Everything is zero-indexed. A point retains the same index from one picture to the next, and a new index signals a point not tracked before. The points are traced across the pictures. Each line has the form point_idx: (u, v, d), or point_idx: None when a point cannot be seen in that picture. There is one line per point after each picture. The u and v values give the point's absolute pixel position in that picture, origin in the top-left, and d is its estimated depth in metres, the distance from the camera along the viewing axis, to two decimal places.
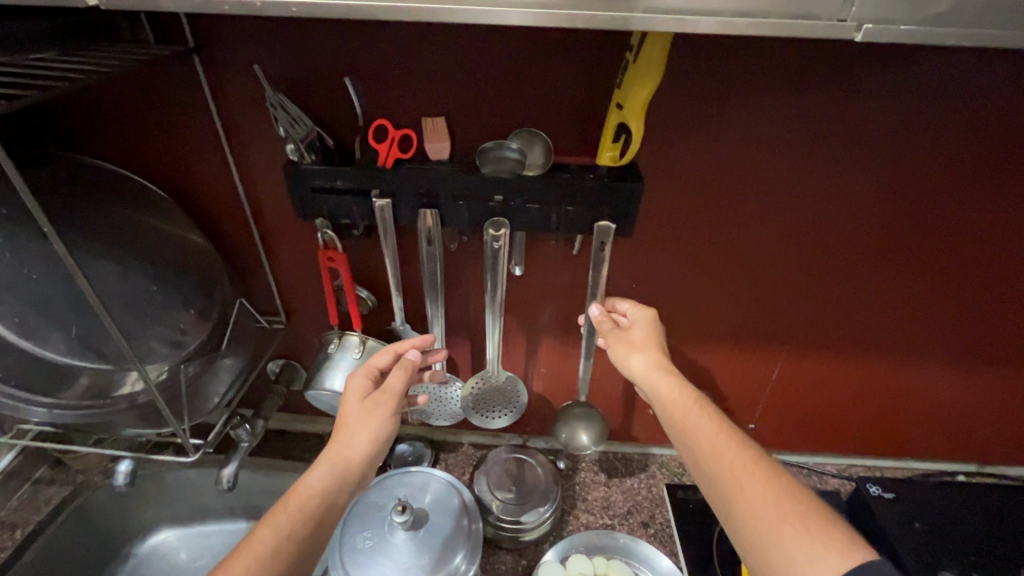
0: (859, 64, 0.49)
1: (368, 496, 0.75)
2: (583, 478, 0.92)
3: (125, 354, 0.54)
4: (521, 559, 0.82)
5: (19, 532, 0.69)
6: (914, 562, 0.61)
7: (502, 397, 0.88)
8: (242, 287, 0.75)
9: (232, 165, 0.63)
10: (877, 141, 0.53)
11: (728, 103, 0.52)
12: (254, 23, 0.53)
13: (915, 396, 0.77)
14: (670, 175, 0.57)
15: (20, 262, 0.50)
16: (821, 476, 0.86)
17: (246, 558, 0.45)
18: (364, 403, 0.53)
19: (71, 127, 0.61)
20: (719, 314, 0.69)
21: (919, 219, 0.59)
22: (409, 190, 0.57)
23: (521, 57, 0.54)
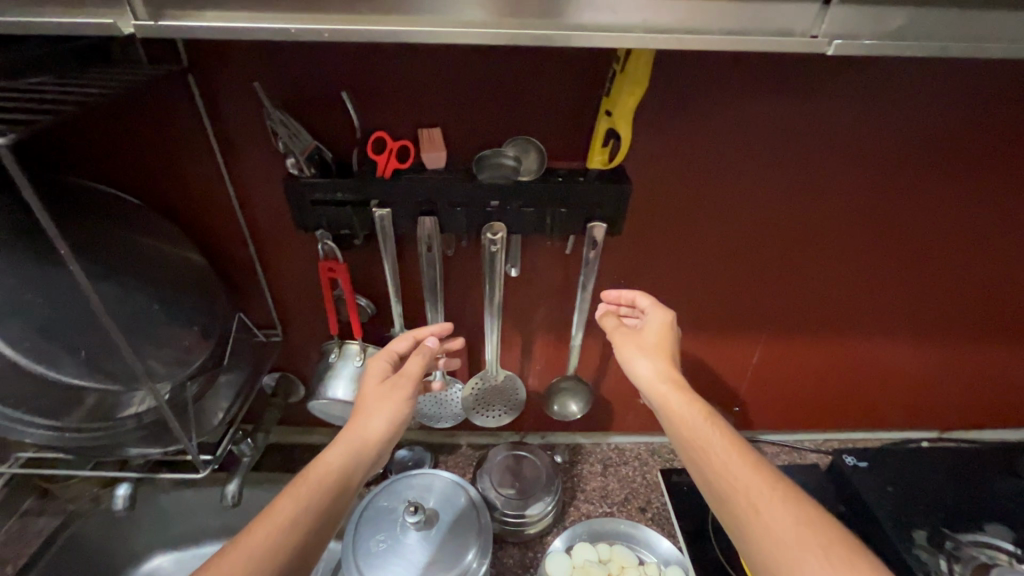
0: (819, 71, 0.55)
1: (378, 500, 0.78)
2: (580, 470, 0.97)
3: (138, 373, 0.54)
4: (527, 552, 0.86)
5: (12, 565, 0.70)
6: (891, 524, 0.68)
7: (500, 396, 0.92)
8: (239, 300, 0.77)
9: (229, 181, 0.66)
10: (839, 138, 0.59)
11: (703, 109, 0.57)
12: (254, 43, 0.56)
13: (882, 370, 0.84)
14: (654, 177, 0.62)
15: (24, 288, 0.50)
16: (801, 452, 0.93)
17: (268, 524, 0.46)
18: (384, 386, 0.57)
19: (65, 154, 0.63)
20: (704, 303, 0.75)
21: (878, 207, 0.65)
22: (408, 200, 0.62)
23: (512, 70, 0.58)
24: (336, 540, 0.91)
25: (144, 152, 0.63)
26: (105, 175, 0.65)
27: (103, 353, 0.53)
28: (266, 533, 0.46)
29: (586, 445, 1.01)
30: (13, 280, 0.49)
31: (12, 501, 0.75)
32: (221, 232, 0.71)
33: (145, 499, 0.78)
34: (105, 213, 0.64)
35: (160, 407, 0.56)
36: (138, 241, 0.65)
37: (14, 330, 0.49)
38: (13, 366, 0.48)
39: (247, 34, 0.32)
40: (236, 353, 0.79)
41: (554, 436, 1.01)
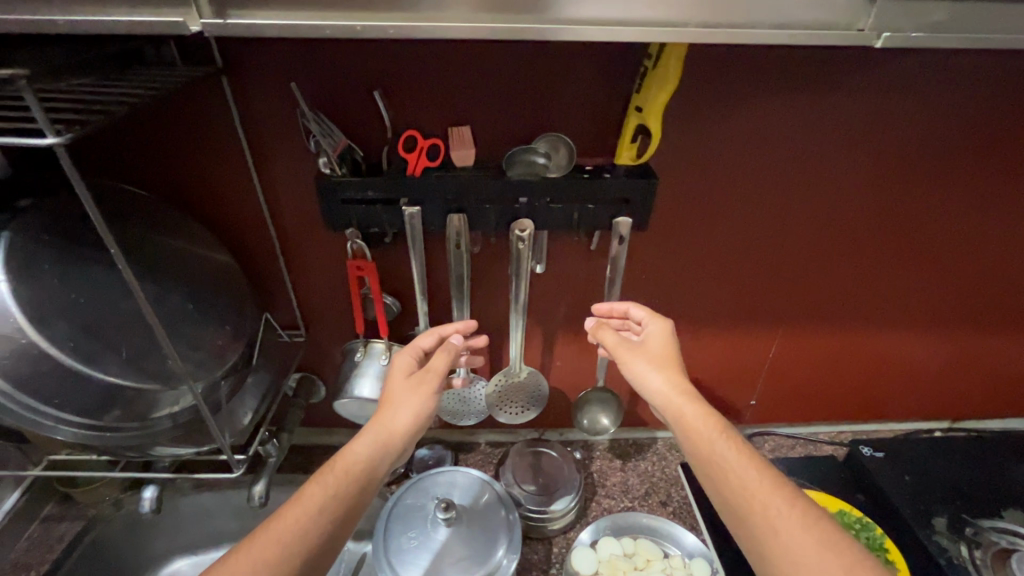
0: (837, 66, 0.57)
1: (405, 497, 0.79)
2: (600, 466, 0.98)
3: (177, 372, 0.56)
4: (552, 547, 0.86)
5: (37, 570, 0.72)
6: (909, 511, 0.70)
7: (523, 393, 0.92)
8: (264, 294, 0.81)
9: (257, 180, 0.69)
10: (857, 131, 0.62)
11: (726, 106, 0.59)
12: (290, 44, 0.59)
13: (896, 361, 0.86)
14: (678, 172, 0.64)
15: (66, 288, 0.52)
16: (817, 444, 0.94)
17: (296, 510, 0.47)
18: (410, 379, 0.57)
19: (105, 159, 0.67)
20: (723, 298, 0.77)
21: (894, 197, 0.67)
22: (438, 198, 0.64)
23: (538, 69, 0.61)
24: (358, 541, 0.91)
25: (180, 154, 0.67)
26: (147, 179, 0.69)
27: (143, 353, 0.55)
28: (297, 521, 0.46)
29: (605, 442, 1.02)
30: (56, 281, 0.51)
31: (33, 506, 0.76)
32: (252, 232, 0.74)
33: (169, 501, 0.79)
34: (141, 214, 0.67)
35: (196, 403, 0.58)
36: (165, 244, 0.68)
37: (60, 329, 0.50)
38: (58, 366, 0.49)
39: (316, 32, 0.33)
40: (263, 352, 0.81)
41: (573, 433, 1.02)
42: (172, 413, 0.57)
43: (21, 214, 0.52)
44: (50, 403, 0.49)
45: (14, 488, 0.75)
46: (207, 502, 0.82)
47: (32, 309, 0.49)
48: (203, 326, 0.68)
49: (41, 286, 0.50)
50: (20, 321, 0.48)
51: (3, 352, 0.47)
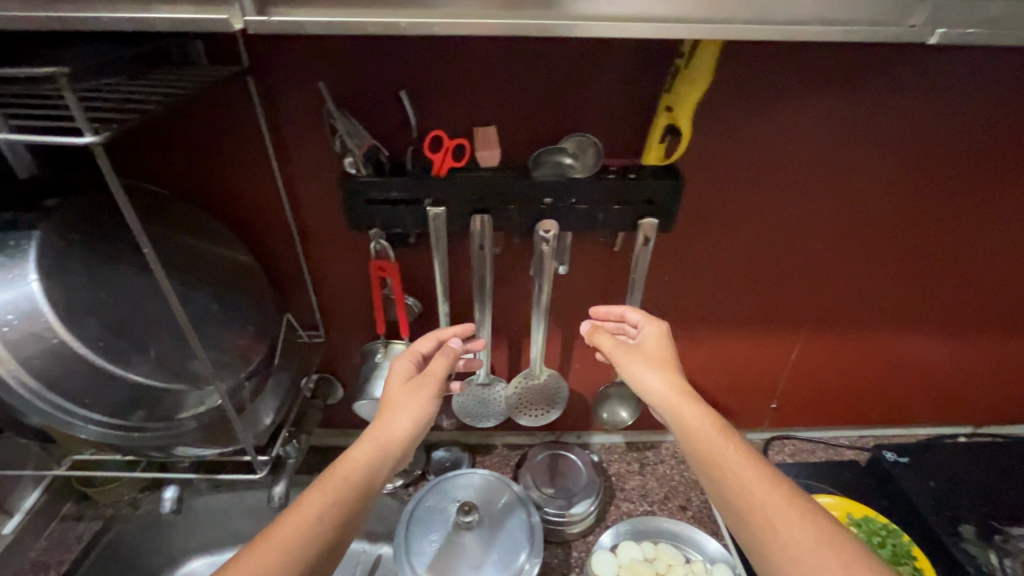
0: (863, 74, 0.60)
1: (426, 500, 0.81)
2: (617, 469, 0.96)
3: (201, 374, 0.60)
4: (571, 552, 0.85)
5: (56, 569, 0.72)
6: (935, 517, 0.75)
7: (543, 395, 0.91)
8: (282, 295, 0.81)
9: (281, 181, 0.69)
10: (880, 138, 0.65)
11: (754, 108, 0.62)
12: (318, 43, 0.59)
13: (915, 362, 0.89)
14: (706, 178, 0.67)
15: (96, 291, 0.55)
16: (838, 449, 0.97)
17: (295, 518, 0.46)
18: (409, 384, 0.56)
19: (128, 159, 0.67)
20: (748, 301, 0.80)
21: (916, 200, 0.70)
22: (462, 198, 0.64)
23: (564, 69, 0.61)
24: (374, 543, 0.90)
25: (204, 153, 0.67)
26: (172, 179, 0.69)
27: (168, 354, 0.59)
28: (297, 529, 0.46)
29: (622, 444, 1.00)
30: (86, 283, 0.55)
31: (52, 505, 0.76)
32: (273, 232, 0.74)
33: (186, 501, 0.79)
34: (165, 215, 0.67)
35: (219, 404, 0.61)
36: (182, 241, 0.68)
37: (90, 329, 0.53)
38: (88, 365, 0.52)
39: None
40: (283, 353, 0.81)
41: (590, 435, 1.01)
42: (195, 414, 0.61)
43: (52, 212, 0.55)
44: (78, 402, 0.53)
45: (33, 486, 0.75)
46: (224, 503, 0.81)
47: (64, 310, 0.52)
48: (227, 327, 0.69)
49: (73, 289, 0.54)
50: (53, 321, 0.51)
51: (35, 350, 0.51)
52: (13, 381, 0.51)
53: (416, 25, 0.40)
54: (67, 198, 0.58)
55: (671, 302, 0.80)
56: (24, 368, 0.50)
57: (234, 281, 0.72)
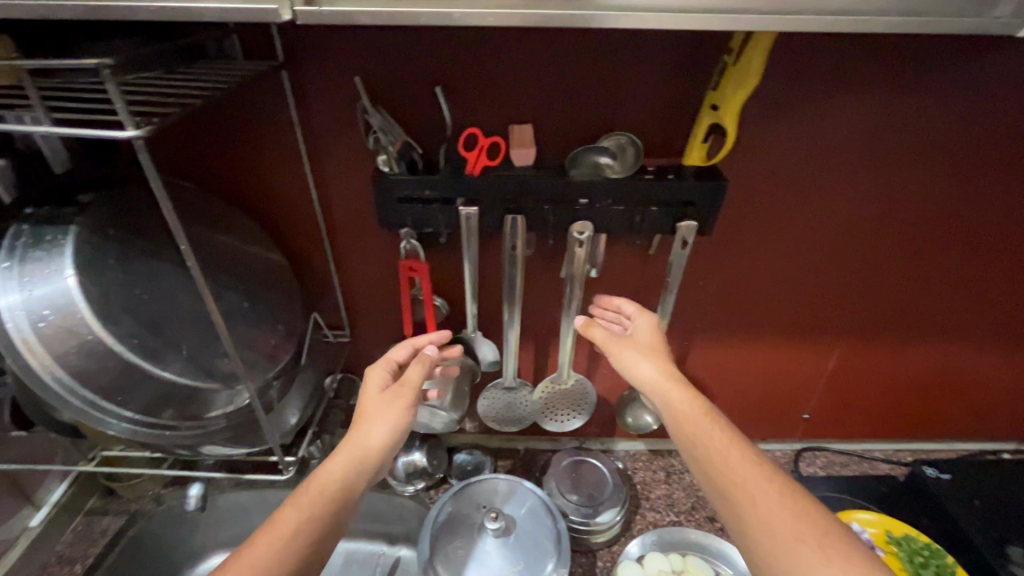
0: (924, 70, 0.57)
1: (450, 505, 0.79)
2: (643, 477, 0.93)
3: (232, 372, 0.59)
4: (596, 561, 0.82)
5: (79, 565, 0.71)
6: (982, 539, 0.71)
7: (570, 398, 0.88)
8: (308, 292, 0.79)
9: (311, 177, 0.68)
10: (937, 137, 0.61)
11: (804, 106, 0.59)
12: (354, 37, 0.58)
13: (959, 375, 0.85)
14: (749, 178, 0.64)
15: (132, 285, 0.55)
16: (872, 462, 0.92)
17: (270, 538, 0.45)
18: (384, 394, 0.54)
19: (160, 154, 0.67)
20: (784, 307, 0.77)
21: (970, 204, 0.67)
22: (496, 197, 0.62)
23: (607, 65, 0.59)
24: (393, 546, 0.89)
25: (234, 149, 0.66)
26: (202, 174, 0.68)
27: (201, 352, 0.58)
28: (268, 547, 0.44)
29: (647, 453, 0.97)
30: (122, 276, 0.54)
31: (78, 498, 0.76)
32: (301, 229, 0.73)
33: (209, 499, 0.78)
34: (195, 210, 0.66)
35: (249, 402, 0.60)
36: (211, 238, 0.67)
37: (125, 325, 0.52)
38: (123, 362, 0.51)
39: None
40: (309, 351, 0.80)
41: (615, 442, 0.98)
42: (224, 412, 0.60)
43: (88, 208, 0.54)
44: (111, 397, 0.52)
45: (60, 479, 0.75)
46: (246, 502, 0.80)
47: (99, 306, 0.51)
48: (257, 325, 0.68)
49: (110, 282, 0.53)
50: (88, 318, 0.50)
51: (71, 346, 0.50)
52: (46, 376, 0.50)
53: (470, 16, 0.38)
54: (102, 192, 0.57)
55: (706, 307, 0.77)
56: (58, 364, 0.50)
57: (262, 278, 0.71)
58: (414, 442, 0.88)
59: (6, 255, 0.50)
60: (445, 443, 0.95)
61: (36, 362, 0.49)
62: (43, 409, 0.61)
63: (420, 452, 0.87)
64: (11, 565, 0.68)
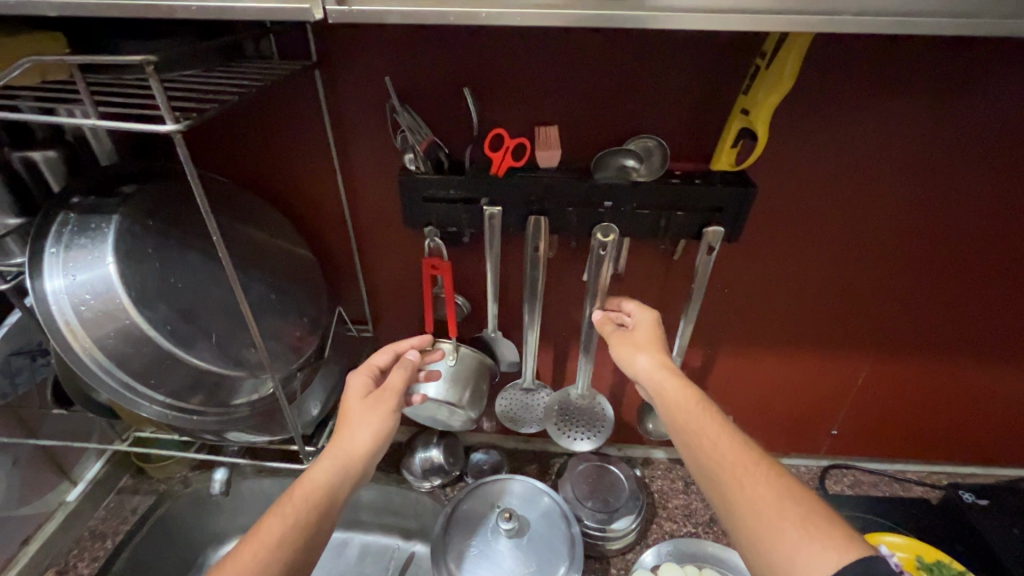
0: (966, 78, 0.54)
1: (466, 503, 0.80)
2: (660, 485, 0.92)
3: (257, 362, 0.61)
4: (610, 568, 0.81)
5: (111, 541, 0.75)
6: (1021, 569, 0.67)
7: (586, 417, 0.88)
8: (334, 288, 0.81)
9: (340, 175, 0.69)
10: (978, 148, 0.59)
11: (838, 113, 0.57)
12: (385, 38, 0.59)
13: (996, 397, 0.81)
14: (778, 185, 0.63)
15: (167, 273, 0.57)
16: (905, 483, 0.88)
17: (254, 546, 0.46)
18: (367, 400, 0.56)
19: (199, 150, 0.70)
20: (811, 319, 0.74)
21: (1014, 219, 0.64)
22: (520, 198, 0.63)
23: (635, 68, 0.59)
24: (408, 540, 0.90)
25: (268, 145, 0.68)
26: (238, 169, 0.71)
27: (229, 340, 0.60)
28: (252, 555, 0.45)
29: (666, 461, 0.96)
30: (158, 264, 0.57)
31: (111, 477, 0.80)
32: (329, 225, 0.75)
33: (232, 484, 0.80)
34: (229, 204, 0.69)
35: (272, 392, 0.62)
36: (243, 231, 0.69)
37: (159, 312, 0.55)
38: (156, 346, 0.53)
39: None
40: (333, 345, 0.82)
41: (633, 449, 0.96)
42: (249, 400, 0.62)
43: (129, 199, 0.57)
44: (145, 380, 0.54)
45: (96, 457, 0.79)
46: (267, 489, 0.83)
47: (137, 292, 0.53)
48: (284, 318, 0.70)
49: (147, 270, 0.55)
50: (126, 303, 0.52)
51: (109, 329, 0.52)
52: (86, 359, 0.52)
53: (498, 15, 0.39)
54: (143, 185, 0.60)
55: (732, 316, 0.75)
56: (97, 346, 0.52)
57: (290, 273, 0.73)
58: (432, 440, 0.91)
59: (53, 241, 0.53)
60: (462, 442, 0.96)
61: (77, 345, 0.52)
62: (83, 389, 0.64)
63: (437, 448, 0.90)
64: (48, 536, 0.72)
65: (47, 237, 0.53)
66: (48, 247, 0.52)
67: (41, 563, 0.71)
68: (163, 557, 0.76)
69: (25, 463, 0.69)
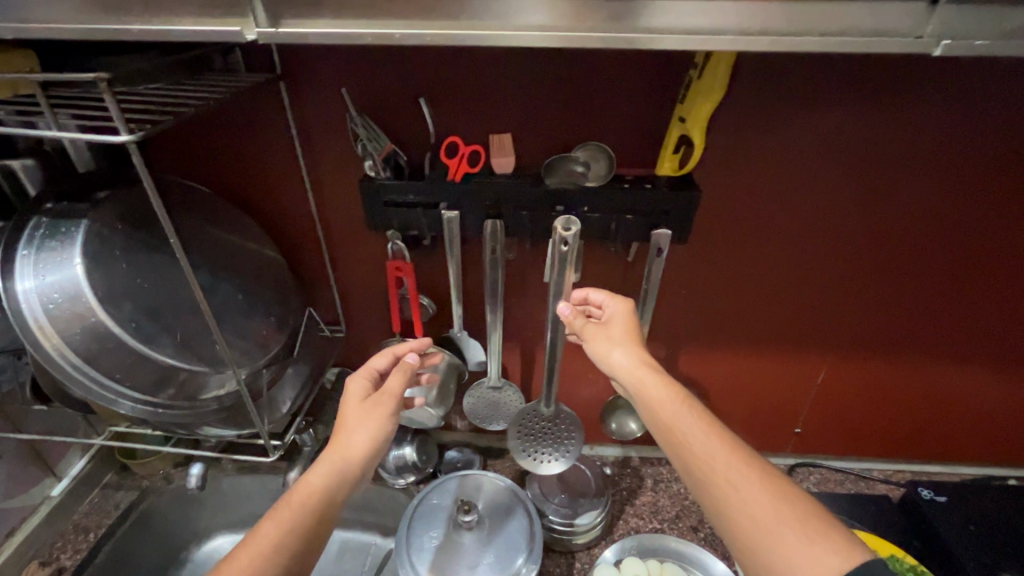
0: (889, 90, 0.58)
1: (431, 497, 0.82)
2: (630, 483, 0.94)
3: (222, 358, 0.65)
4: (575, 562, 0.84)
5: (93, 534, 0.78)
6: (972, 563, 0.68)
7: (552, 434, 0.83)
8: (309, 290, 0.85)
9: (309, 181, 0.73)
10: (908, 157, 0.62)
11: (772, 123, 0.61)
12: (343, 54, 0.63)
13: (953, 396, 0.84)
14: (721, 192, 0.67)
15: (135, 275, 0.61)
16: (869, 481, 0.91)
17: (251, 551, 0.48)
18: (365, 404, 0.57)
19: (176, 160, 0.74)
20: (766, 320, 0.78)
21: (951, 222, 0.67)
22: (475, 203, 0.67)
23: (578, 79, 0.62)
24: (384, 537, 0.93)
25: (239, 153, 0.72)
26: (212, 177, 0.75)
27: (195, 338, 0.64)
28: (248, 560, 0.47)
29: (637, 459, 0.98)
30: (126, 267, 0.61)
31: (96, 473, 0.84)
32: (300, 229, 0.79)
33: (212, 480, 0.84)
34: (202, 209, 0.73)
35: (238, 388, 0.65)
36: (218, 235, 0.73)
37: (125, 311, 0.59)
38: (121, 343, 0.57)
39: None
40: (306, 345, 0.85)
41: (603, 447, 0.99)
42: (219, 396, 0.66)
43: (101, 204, 0.61)
44: (112, 376, 0.57)
45: (81, 454, 0.83)
46: (246, 484, 0.86)
47: (103, 291, 0.57)
48: (253, 317, 0.73)
49: (115, 269, 0.59)
50: (93, 302, 0.56)
51: (77, 328, 0.56)
52: (56, 355, 0.56)
53: (411, 35, 0.40)
54: (117, 190, 0.64)
55: (689, 316, 0.79)
56: (66, 344, 0.56)
57: (263, 276, 0.77)
58: (406, 437, 0.94)
59: (25, 244, 0.57)
60: (436, 440, 0.99)
61: (47, 342, 0.55)
62: (62, 387, 0.67)
63: (410, 446, 0.92)
64: (33, 529, 0.75)
65: (19, 240, 0.57)
66: (19, 250, 0.56)
67: (26, 555, 0.75)
68: (145, 549, 0.80)
69: (9, 458, 0.73)
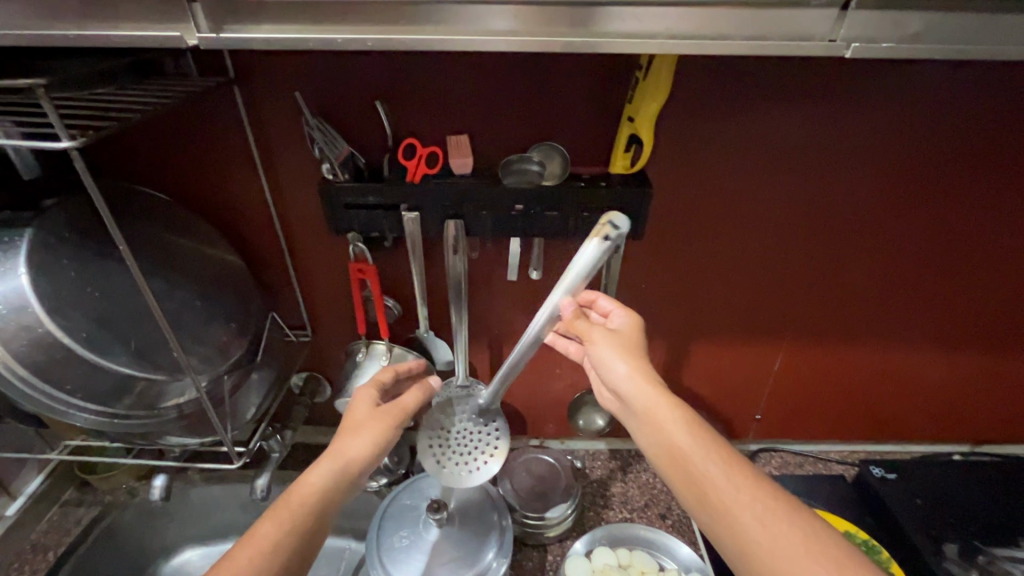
0: (826, 88, 0.61)
1: (401, 497, 0.83)
2: (600, 474, 0.96)
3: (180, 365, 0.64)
4: (547, 555, 0.85)
5: (53, 552, 0.77)
6: (919, 537, 0.72)
7: (472, 442, 0.81)
8: (272, 295, 0.84)
9: (267, 185, 0.73)
10: (849, 152, 0.66)
11: (718, 120, 0.64)
12: (296, 57, 0.63)
13: (903, 377, 0.88)
14: (675, 187, 0.69)
15: (84, 283, 0.60)
16: (827, 463, 0.96)
17: (249, 549, 0.47)
18: (374, 412, 0.58)
19: (128, 166, 0.73)
20: (724, 310, 0.81)
21: (892, 212, 0.71)
22: (435, 204, 0.67)
23: (530, 80, 0.64)
24: (359, 540, 0.92)
25: (195, 159, 0.72)
26: (167, 183, 0.74)
27: (149, 346, 0.63)
28: (248, 557, 0.46)
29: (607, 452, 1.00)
30: (75, 275, 0.59)
31: (54, 490, 0.82)
32: (261, 233, 0.78)
33: (177, 491, 0.83)
34: (157, 216, 0.72)
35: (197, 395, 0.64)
36: (175, 242, 0.72)
37: (75, 321, 0.58)
38: (70, 354, 0.56)
39: None
40: (271, 350, 0.85)
41: (574, 442, 1.01)
42: (179, 404, 0.65)
43: (46, 213, 0.60)
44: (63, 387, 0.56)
45: (37, 471, 0.81)
46: (213, 494, 0.85)
47: (50, 301, 0.56)
48: (212, 324, 0.72)
49: (62, 278, 0.58)
50: (39, 312, 0.55)
51: (21, 340, 0.54)
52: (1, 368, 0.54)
53: (352, 40, 0.39)
54: (65, 199, 0.62)
55: (650, 309, 0.81)
56: (11, 356, 0.54)
57: (224, 282, 0.76)
58: None
59: None
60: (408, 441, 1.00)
61: None
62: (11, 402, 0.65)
63: None
64: None
65: None
66: None
67: None
68: (109, 565, 0.78)
69: None
